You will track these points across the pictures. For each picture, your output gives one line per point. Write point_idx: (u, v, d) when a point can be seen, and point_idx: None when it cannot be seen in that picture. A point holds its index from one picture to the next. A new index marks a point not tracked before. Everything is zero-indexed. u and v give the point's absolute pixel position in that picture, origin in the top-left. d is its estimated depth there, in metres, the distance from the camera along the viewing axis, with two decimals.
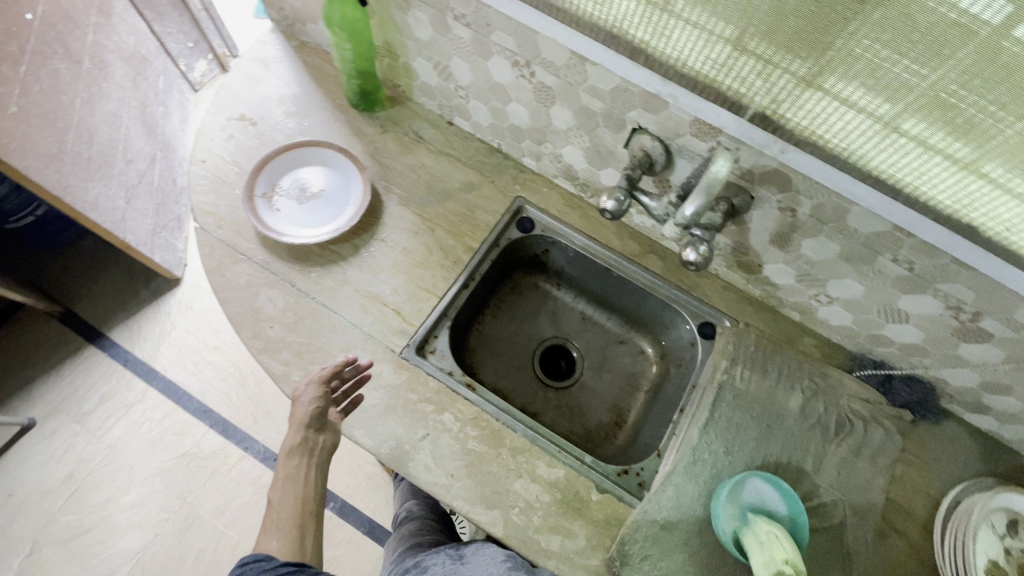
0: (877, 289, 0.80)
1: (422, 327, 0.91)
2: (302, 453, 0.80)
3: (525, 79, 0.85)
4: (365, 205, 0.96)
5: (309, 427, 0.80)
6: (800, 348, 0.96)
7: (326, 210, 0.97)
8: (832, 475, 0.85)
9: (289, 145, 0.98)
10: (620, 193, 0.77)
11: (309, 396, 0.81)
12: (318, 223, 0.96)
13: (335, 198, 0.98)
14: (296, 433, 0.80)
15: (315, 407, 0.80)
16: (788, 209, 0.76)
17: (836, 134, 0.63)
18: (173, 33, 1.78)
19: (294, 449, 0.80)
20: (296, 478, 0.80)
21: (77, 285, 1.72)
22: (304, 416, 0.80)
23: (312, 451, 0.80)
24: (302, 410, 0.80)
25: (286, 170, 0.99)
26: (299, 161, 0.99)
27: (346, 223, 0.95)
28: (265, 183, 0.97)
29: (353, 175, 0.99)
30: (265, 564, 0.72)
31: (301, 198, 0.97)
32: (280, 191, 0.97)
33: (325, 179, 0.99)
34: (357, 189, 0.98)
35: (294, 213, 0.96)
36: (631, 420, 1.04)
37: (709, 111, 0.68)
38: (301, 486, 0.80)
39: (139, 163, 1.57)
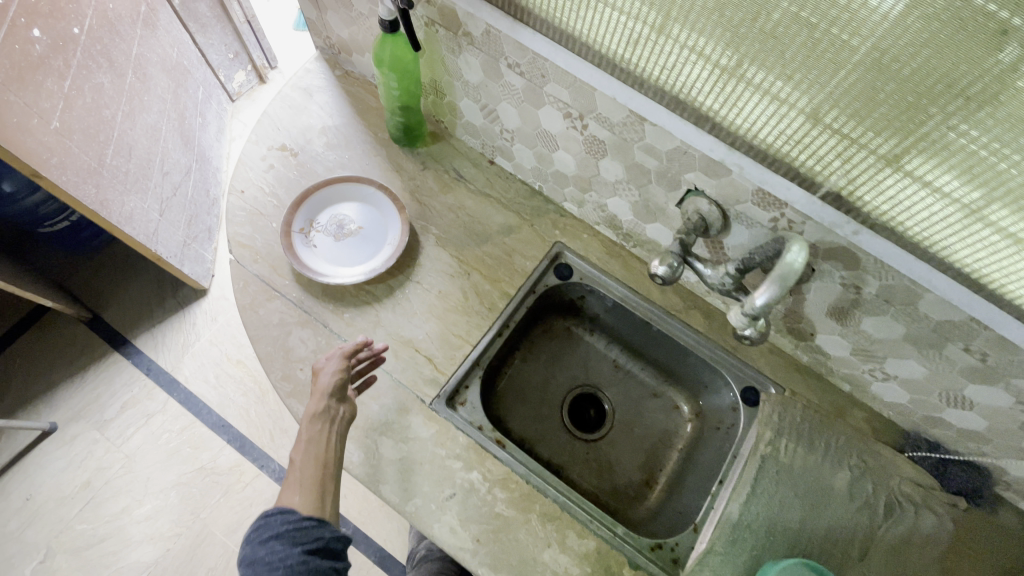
0: (941, 374, 0.75)
1: (454, 377, 0.88)
2: (325, 420, 0.78)
3: (576, 130, 0.82)
4: (402, 246, 0.94)
5: (332, 395, 0.79)
6: (848, 422, 0.91)
7: (363, 249, 0.95)
8: (880, 565, 0.80)
9: (329, 179, 0.97)
10: (673, 258, 0.72)
11: (330, 368, 0.81)
12: (354, 262, 0.94)
13: (372, 236, 0.96)
14: (320, 400, 0.79)
15: (339, 377, 0.80)
16: (853, 286, 0.71)
17: (916, 221, 0.59)
18: (214, 44, 1.79)
19: (317, 414, 0.78)
20: (319, 441, 0.76)
21: (106, 290, 1.73)
22: (327, 385, 0.80)
23: (333, 419, 0.79)
24: (324, 381, 0.80)
25: (324, 205, 0.97)
26: (338, 196, 0.98)
27: (382, 264, 0.93)
28: (304, 218, 0.96)
29: (391, 213, 0.97)
30: (287, 515, 0.69)
31: (338, 235, 0.96)
32: (318, 226, 0.96)
33: (364, 216, 0.97)
34: (395, 228, 0.96)
35: (331, 250, 0.94)
36: (663, 480, 1.00)
37: (777, 184, 0.65)
38: (323, 448, 0.76)
39: (175, 174, 1.58)
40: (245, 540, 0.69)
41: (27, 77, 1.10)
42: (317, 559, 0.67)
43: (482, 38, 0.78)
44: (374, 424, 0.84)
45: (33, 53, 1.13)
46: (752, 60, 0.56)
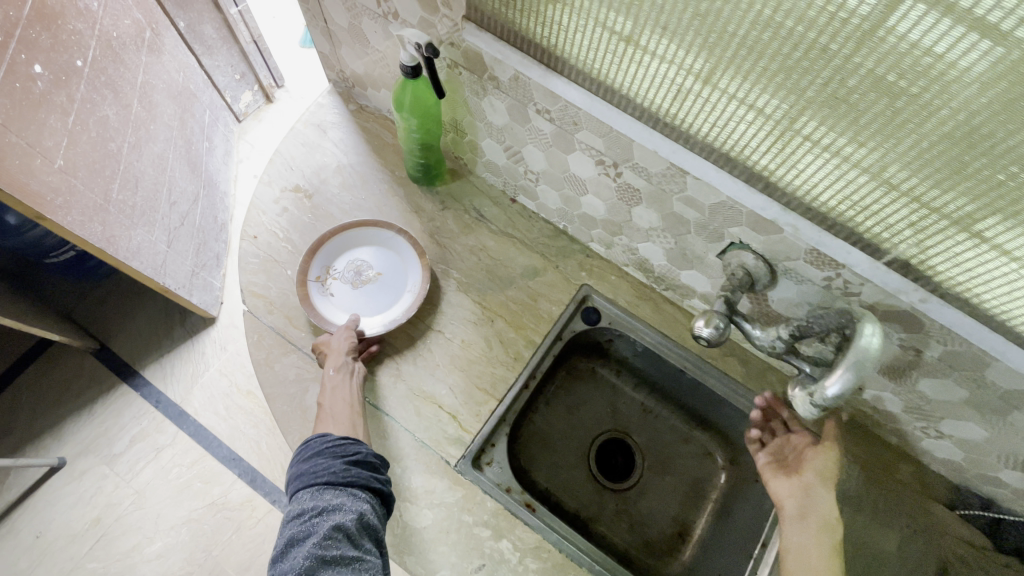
0: (1004, 438, 0.70)
1: (479, 435, 0.84)
2: (346, 370, 0.83)
3: (609, 177, 0.77)
4: (423, 294, 0.90)
5: (345, 348, 0.84)
6: (896, 478, 0.86)
7: (382, 296, 0.92)
8: None
9: (345, 224, 0.93)
10: (719, 319, 0.67)
11: (338, 330, 0.86)
12: (373, 311, 0.91)
13: (392, 283, 0.92)
14: (339, 352, 0.83)
15: (348, 332, 0.85)
16: (913, 348, 0.67)
17: (994, 293, 0.54)
18: (220, 66, 1.75)
19: (339, 365, 0.82)
20: (343, 386, 0.81)
21: (113, 319, 1.70)
22: (339, 341, 0.84)
23: (353, 368, 0.83)
24: (336, 339, 0.85)
25: (340, 250, 0.93)
26: (354, 240, 0.94)
27: (403, 314, 0.89)
28: (320, 265, 0.91)
29: (411, 257, 0.93)
30: (327, 433, 0.76)
31: (356, 282, 0.92)
32: (335, 272, 0.92)
33: (382, 261, 0.93)
34: (415, 273, 0.92)
35: (350, 299, 0.91)
36: (697, 534, 0.95)
37: (836, 248, 0.60)
38: (349, 391, 0.81)
39: (182, 204, 1.54)
40: (295, 457, 0.76)
41: (30, 115, 1.07)
42: (358, 468, 0.73)
43: (510, 83, 0.73)
44: (398, 489, 0.80)
45: (35, 90, 1.09)
46: (820, 123, 0.51)
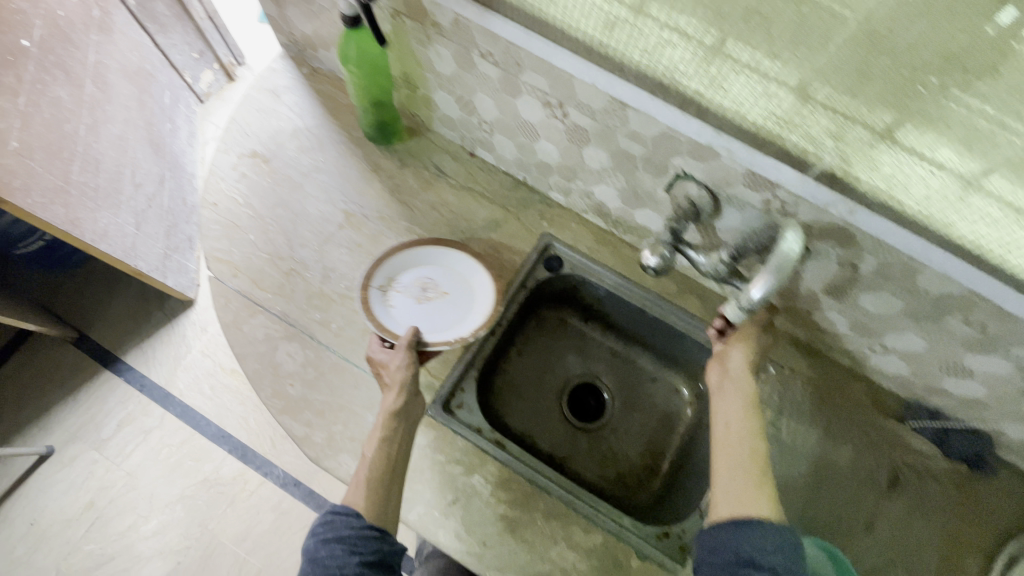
0: (941, 346, 0.74)
1: (448, 381, 0.87)
2: (401, 418, 0.75)
3: (557, 119, 0.78)
4: (494, 319, 0.85)
5: (407, 387, 0.77)
6: (849, 397, 0.90)
7: (446, 315, 0.87)
8: (888, 533, 0.82)
9: (411, 242, 0.90)
10: (665, 249, 0.71)
11: (400, 363, 0.79)
12: (436, 327, 0.86)
13: (459, 303, 0.88)
14: (399, 396, 0.76)
15: (411, 371, 0.78)
16: (849, 263, 0.70)
17: (915, 198, 0.56)
18: (176, 45, 1.71)
19: (395, 411, 0.75)
20: (393, 439, 0.74)
21: (90, 308, 1.69)
22: (402, 379, 0.77)
23: (410, 415, 0.76)
24: (399, 374, 0.78)
25: (410, 264, 0.90)
26: (424, 257, 0.91)
27: (468, 334, 0.84)
28: (384, 275, 0.88)
29: (484, 279, 0.89)
30: (349, 518, 0.66)
31: (419, 298, 0.87)
32: (399, 285, 0.88)
33: (451, 281, 0.90)
34: (487, 298, 0.88)
35: (407, 314, 0.86)
36: (667, 465, 0.99)
37: (768, 166, 0.62)
38: (395, 449, 0.73)
39: (147, 185, 1.53)
40: (312, 532, 0.67)
41: None
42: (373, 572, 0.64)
43: (451, 28, 0.74)
44: None
45: None
46: None
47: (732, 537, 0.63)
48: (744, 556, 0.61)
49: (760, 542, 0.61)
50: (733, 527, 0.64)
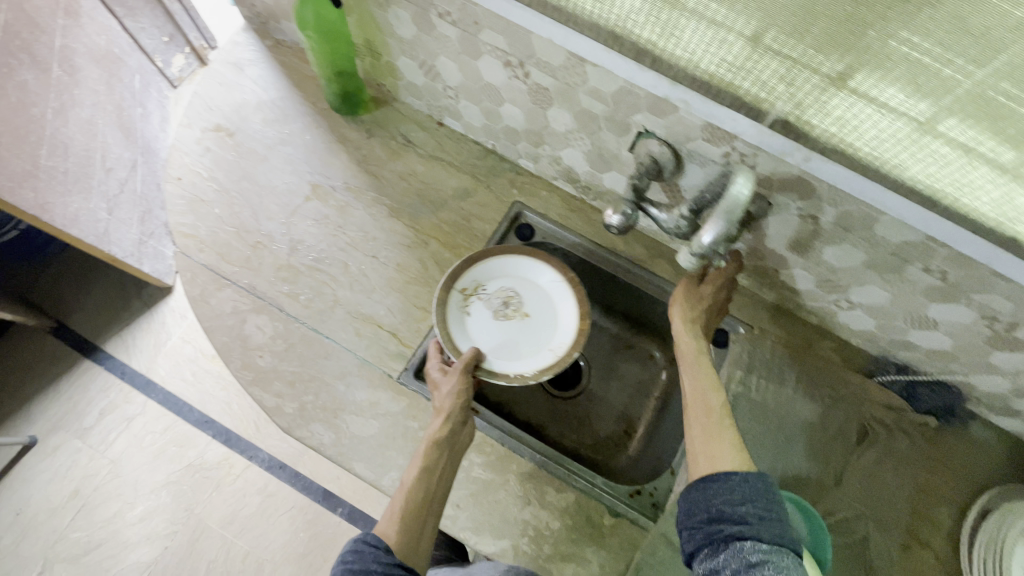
0: (904, 297, 0.75)
1: (420, 349, 0.86)
2: (446, 447, 0.74)
3: (519, 80, 0.77)
4: (562, 364, 0.82)
5: (455, 417, 0.75)
6: (819, 355, 0.91)
7: (523, 338, 0.86)
8: (855, 489, 0.83)
9: (511, 249, 0.88)
10: (627, 206, 0.71)
11: (448, 388, 0.77)
12: (506, 351, 0.84)
13: (537, 328, 0.86)
14: (444, 424, 0.75)
15: (461, 399, 0.76)
16: (810, 216, 0.70)
17: (867, 142, 0.56)
18: (146, 28, 1.60)
19: (440, 439, 0.73)
20: (435, 468, 0.72)
21: (66, 297, 1.66)
22: (450, 407, 0.75)
23: (454, 445, 0.74)
24: (447, 401, 0.76)
25: (498, 270, 0.89)
26: (518, 267, 0.89)
27: (533, 372, 0.82)
28: (471, 278, 0.88)
29: (569, 309, 0.86)
30: (379, 552, 0.63)
31: (499, 311, 0.87)
32: (483, 292, 0.87)
33: (536, 302, 0.88)
34: (567, 333, 0.85)
35: (481, 326, 0.86)
36: (642, 429, 1.00)
37: (723, 117, 0.62)
38: (436, 481, 0.71)
39: (119, 170, 1.51)
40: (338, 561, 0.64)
41: None
42: None
43: None
44: (343, 405, 0.83)
45: None
46: None
47: (703, 495, 0.63)
48: (714, 512, 0.61)
49: (727, 494, 0.61)
50: (702, 485, 0.63)
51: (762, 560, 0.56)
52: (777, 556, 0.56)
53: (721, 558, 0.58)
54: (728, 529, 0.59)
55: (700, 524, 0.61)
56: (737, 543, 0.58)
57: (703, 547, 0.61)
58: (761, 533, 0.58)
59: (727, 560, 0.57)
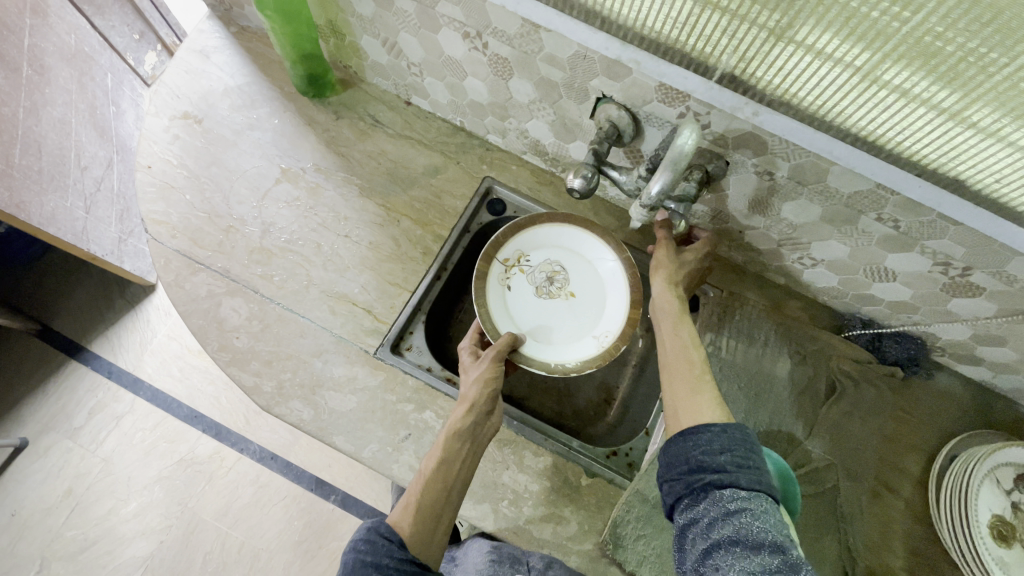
0: (862, 249, 0.76)
1: (395, 325, 0.87)
2: (467, 439, 0.73)
3: (479, 51, 0.78)
4: (608, 357, 0.83)
5: (480, 407, 0.75)
6: (786, 313, 0.94)
7: (564, 318, 0.89)
8: (826, 440, 0.84)
9: (565, 219, 0.89)
10: (587, 169, 0.71)
11: (474, 377, 0.77)
12: (546, 331, 0.88)
13: (580, 311, 0.89)
14: (467, 415, 0.74)
15: (488, 390, 0.76)
16: (766, 172, 0.72)
17: (810, 92, 0.58)
18: (116, 26, 1.49)
19: (462, 431, 0.73)
20: (454, 461, 0.71)
21: (50, 298, 1.62)
22: (476, 396, 0.75)
23: (477, 437, 0.74)
24: (472, 390, 0.75)
25: (543, 241, 0.90)
26: (565, 241, 0.91)
27: (577, 363, 0.83)
28: (514, 248, 0.89)
29: (618, 299, 0.87)
30: (393, 547, 0.62)
31: (542, 287, 0.90)
32: (526, 264, 0.90)
33: (581, 282, 0.90)
34: (613, 322, 0.86)
35: (524, 301, 0.89)
36: (620, 396, 1.02)
37: (674, 75, 0.63)
38: (454, 474, 0.70)
39: (95, 169, 1.44)
40: (350, 548, 0.62)
41: None
42: None
43: None
44: (321, 380, 0.84)
45: None
46: None
47: (682, 447, 0.61)
48: (695, 463, 0.59)
49: (706, 444, 0.60)
50: (682, 438, 0.62)
51: (741, 508, 0.54)
52: (756, 501, 0.55)
53: (700, 507, 0.57)
54: (708, 478, 0.58)
55: (681, 475, 0.60)
56: (716, 492, 0.57)
57: (684, 497, 0.59)
58: (741, 481, 0.56)
59: (707, 509, 0.56)
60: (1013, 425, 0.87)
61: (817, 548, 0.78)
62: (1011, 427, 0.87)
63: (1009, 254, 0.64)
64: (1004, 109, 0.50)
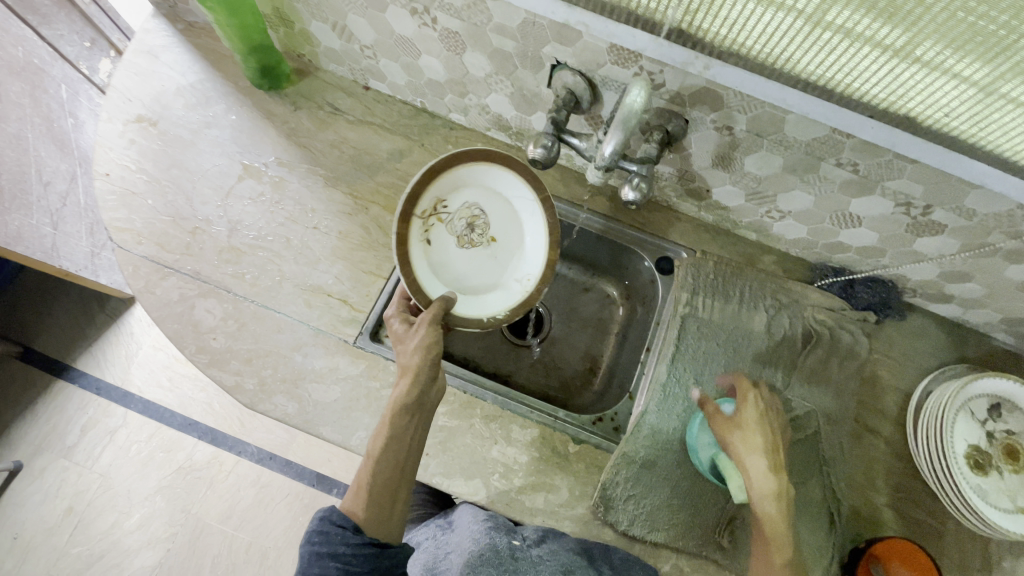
0: (826, 197, 0.77)
1: (372, 312, 0.87)
2: (413, 413, 0.72)
3: (429, 27, 0.77)
4: (533, 303, 0.84)
5: (423, 379, 0.72)
6: (761, 268, 0.94)
7: (487, 267, 0.87)
8: (804, 388, 0.85)
9: (479, 154, 0.81)
10: (547, 138, 0.71)
11: (412, 347, 0.75)
12: (472, 282, 0.86)
13: (502, 256, 0.87)
14: (411, 390, 0.72)
15: (427, 359, 0.73)
16: (725, 127, 0.72)
17: (756, 40, 0.58)
18: (64, 35, 1.37)
19: (407, 406, 0.71)
20: (402, 437, 0.71)
21: (29, 318, 1.60)
22: (416, 369, 0.73)
23: (423, 409, 0.73)
24: (412, 362, 0.73)
25: (461, 183, 0.84)
26: (484, 181, 0.84)
27: (504, 314, 0.84)
28: (430, 196, 0.82)
29: (538, 237, 0.86)
30: (347, 534, 0.65)
31: (463, 237, 0.86)
32: (444, 212, 0.84)
33: (502, 226, 0.87)
34: (534, 265, 0.86)
35: (446, 251, 0.85)
36: (605, 365, 1.03)
37: (623, 34, 0.63)
38: (405, 448, 0.71)
39: (58, 185, 1.35)
40: (306, 539, 0.65)
41: None
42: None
43: None
44: (303, 373, 0.84)
45: None
46: None
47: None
48: None
49: None
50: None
51: None
52: None
53: None
54: None
55: None
56: None
57: None
58: None
59: None
60: (984, 357, 0.89)
61: (803, 493, 0.80)
62: (982, 360, 0.89)
63: (967, 188, 0.64)
64: (946, 43, 0.50)
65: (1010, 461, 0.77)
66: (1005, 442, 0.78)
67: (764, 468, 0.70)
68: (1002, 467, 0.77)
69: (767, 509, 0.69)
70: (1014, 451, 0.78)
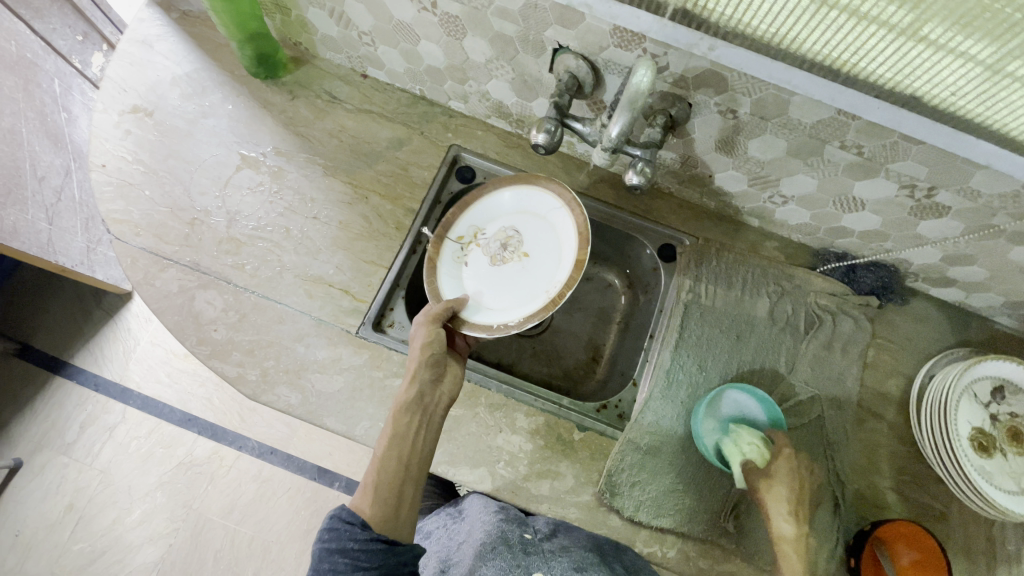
0: (830, 181, 0.77)
1: (375, 302, 0.87)
2: (415, 411, 0.72)
3: (429, 12, 0.76)
4: (554, 305, 0.77)
5: (423, 378, 0.73)
6: (764, 254, 0.94)
7: (517, 281, 0.85)
8: (807, 372, 0.85)
9: (515, 179, 0.88)
10: (550, 123, 0.70)
11: (415, 348, 0.76)
12: (503, 296, 0.84)
13: (533, 269, 0.85)
14: (411, 387, 0.73)
15: (426, 356, 0.74)
16: (729, 111, 0.72)
17: (762, 20, 0.58)
18: (57, 28, 1.35)
19: (408, 403, 0.72)
20: (405, 436, 0.71)
21: (26, 315, 1.59)
22: (415, 366, 0.74)
23: (425, 408, 0.73)
24: (413, 362, 0.74)
25: (497, 211, 0.89)
26: (513, 206, 0.89)
27: (518, 321, 0.79)
28: (468, 225, 0.89)
29: (569, 241, 0.83)
30: (355, 530, 0.64)
31: (496, 256, 0.88)
32: (481, 238, 0.89)
33: (535, 243, 0.87)
34: (563, 270, 0.81)
35: (482, 270, 0.87)
36: (607, 353, 1.03)
37: (627, 16, 0.62)
38: (408, 445, 0.70)
39: (53, 179, 1.33)
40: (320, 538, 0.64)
41: None
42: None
43: None
44: (306, 364, 0.83)
45: None
46: None
47: None
48: None
49: None
50: None
51: None
52: None
53: None
54: None
55: None
56: None
57: None
58: None
59: None
60: (986, 341, 0.89)
61: None
62: (984, 343, 0.89)
63: (971, 169, 0.64)
64: (953, 21, 0.50)
65: (1013, 443, 0.78)
66: (1009, 424, 0.78)
67: (786, 514, 0.69)
68: (1006, 449, 0.77)
69: (784, 553, 0.68)
70: (1017, 433, 0.78)
